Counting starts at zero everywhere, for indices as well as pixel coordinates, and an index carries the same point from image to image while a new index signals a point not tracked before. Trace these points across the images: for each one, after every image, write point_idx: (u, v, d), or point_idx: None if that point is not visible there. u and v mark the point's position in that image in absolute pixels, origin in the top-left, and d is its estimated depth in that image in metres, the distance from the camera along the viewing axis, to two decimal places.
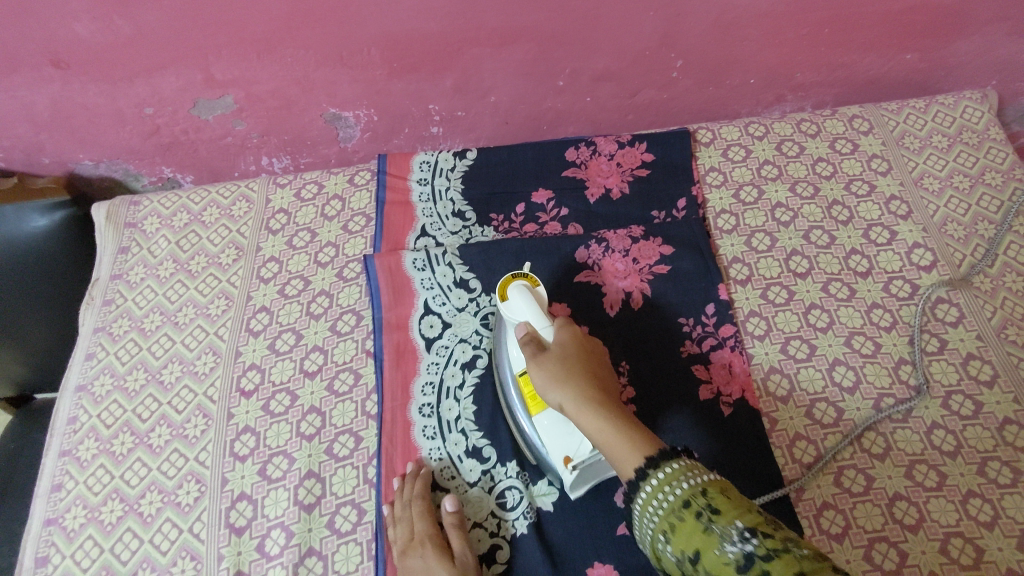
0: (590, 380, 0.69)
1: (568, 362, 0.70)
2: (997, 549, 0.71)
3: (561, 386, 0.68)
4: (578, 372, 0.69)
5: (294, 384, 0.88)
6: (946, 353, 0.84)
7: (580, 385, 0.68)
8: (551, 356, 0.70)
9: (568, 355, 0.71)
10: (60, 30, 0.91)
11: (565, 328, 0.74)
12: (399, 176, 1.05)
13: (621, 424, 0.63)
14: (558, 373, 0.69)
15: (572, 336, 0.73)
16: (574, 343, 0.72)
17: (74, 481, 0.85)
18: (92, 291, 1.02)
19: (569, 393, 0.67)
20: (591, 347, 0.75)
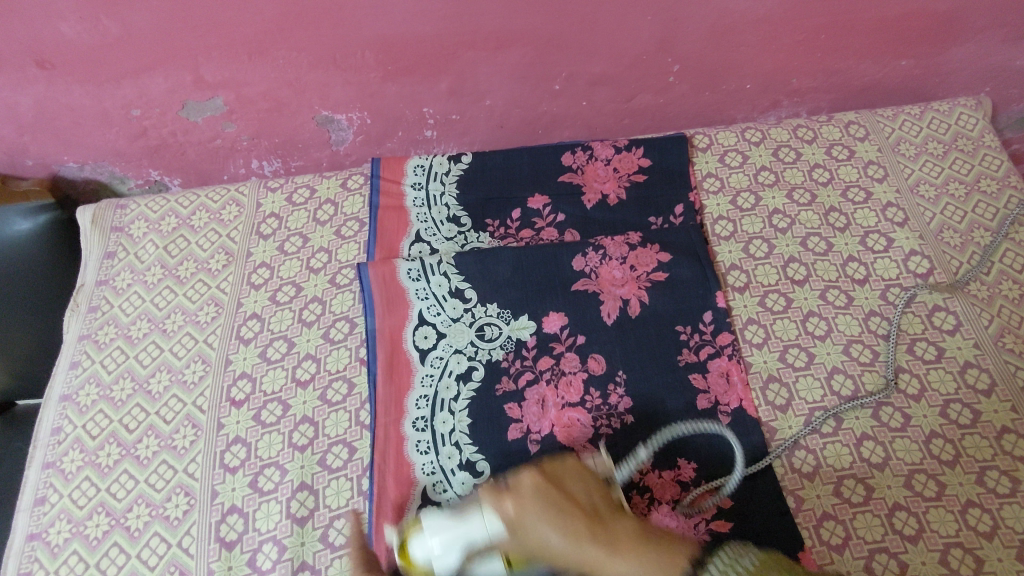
0: (570, 527, 0.60)
1: (542, 522, 0.61)
2: (998, 559, 0.71)
3: (549, 543, 0.60)
4: (555, 510, 0.62)
5: (286, 393, 0.87)
6: (943, 361, 0.84)
7: (567, 541, 0.60)
8: (522, 529, 0.62)
9: (530, 519, 0.62)
10: (45, 30, 0.89)
11: (502, 498, 0.65)
12: (393, 180, 1.03)
13: (635, 557, 0.57)
14: (538, 540, 0.61)
15: (519, 497, 0.64)
16: (535, 494, 0.64)
17: (58, 494, 0.83)
18: (78, 297, 0.99)
19: (558, 546, 0.60)
20: (549, 480, 0.65)
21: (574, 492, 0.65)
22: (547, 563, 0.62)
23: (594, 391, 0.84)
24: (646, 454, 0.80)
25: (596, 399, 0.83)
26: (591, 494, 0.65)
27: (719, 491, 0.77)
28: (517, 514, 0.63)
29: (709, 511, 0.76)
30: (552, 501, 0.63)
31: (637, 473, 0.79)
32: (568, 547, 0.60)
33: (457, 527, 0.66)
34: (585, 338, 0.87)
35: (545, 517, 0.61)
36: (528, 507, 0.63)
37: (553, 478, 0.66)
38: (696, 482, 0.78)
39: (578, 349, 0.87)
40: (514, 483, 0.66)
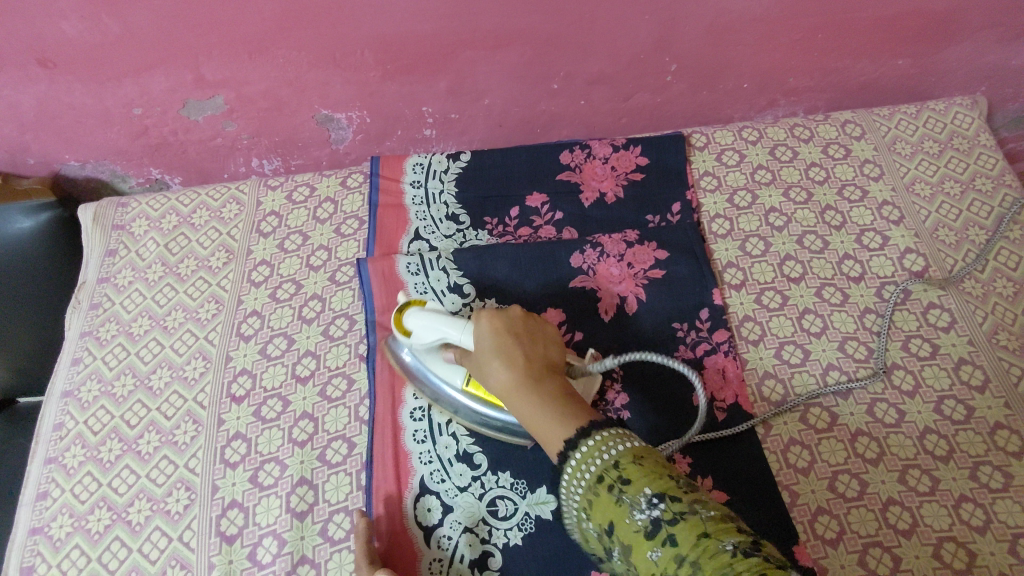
0: (506, 361, 0.65)
1: (497, 345, 0.66)
2: (990, 553, 0.72)
3: (490, 366, 0.65)
4: (511, 347, 0.66)
5: (286, 389, 0.87)
6: (938, 358, 0.85)
7: (499, 370, 0.64)
8: (479, 349, 0.67)
9: (496, 339, 0.66)
10: (47, 29, 0.90)
11: (479, 317, 0.69)
12: (392, 178, 1.04)
13: (545, 408, 0.61)
14: (481, 362, 0.67)
15: (490, 320, 0.68)
16: (504, 328, 0.67)
17: (60, 489, 0.84)
18: (79, 294, 1.00)
19: (495, 371, 0.65)
20: (521, 322, 0.69)
21: (537, 339, 0.67)
22: (488, 386, 0.67)
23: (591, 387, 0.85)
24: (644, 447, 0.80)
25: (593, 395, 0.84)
26: (546, 350, 0.67)
27: (715, 485, 0.78)
28: (477, 340, 0.68)
29: None
30: (512, 338, 0.67)
31: None
32: (500, 379, 0.64)
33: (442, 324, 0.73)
34: (582, 334, 0.88)
35: (496, 346, 0.66)
36: (489, 332, 0.67)
37: (528, 320, 0.69)
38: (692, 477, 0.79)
39: (575, 345, 0.87)
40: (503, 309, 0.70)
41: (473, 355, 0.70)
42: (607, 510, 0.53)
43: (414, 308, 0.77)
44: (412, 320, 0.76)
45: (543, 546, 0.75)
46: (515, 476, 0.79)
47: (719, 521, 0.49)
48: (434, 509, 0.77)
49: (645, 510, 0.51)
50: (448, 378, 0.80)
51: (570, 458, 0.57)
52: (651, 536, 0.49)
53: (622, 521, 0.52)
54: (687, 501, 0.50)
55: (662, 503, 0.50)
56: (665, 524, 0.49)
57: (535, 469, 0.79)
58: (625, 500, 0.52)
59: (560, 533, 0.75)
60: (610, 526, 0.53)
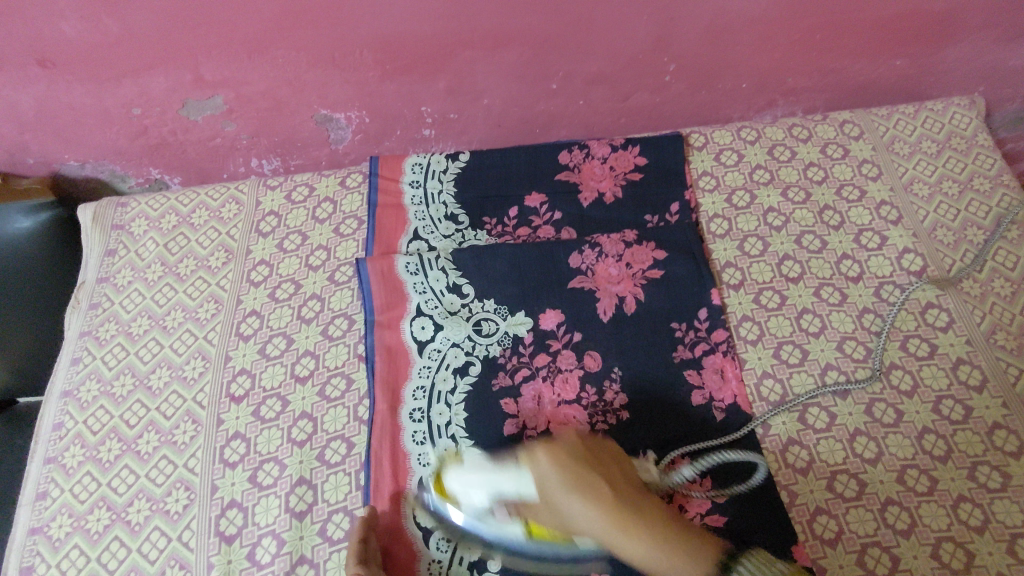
0: (592, 494, 0.63)
1: (571, 481, 0.63)
2: (988, 553, 0.72)
3: (572, 503, 0.63)
4: (591, 481, 0.64)
5: (285, 389, 0.88)
6: (936, 358, 0.85)
7: (588, 509, 0.62)
8: (552, 496, 0.64)
9: (570, 474, 0.64)
10: (46, 29, 0.90)
11: (537, 456, 0.66)
12: (391, 178, 1.04)
13: (649, 537, 0.61)
14: (560, 504, 0.64)
15: (554, 456, 0.66)
16: (572, 459, 0.65)
17: (60, 489, 0.84)
18: (79, 294, 1.00)
19: (583, 511, 0.62)
20: (579, 448, 0.67)
21: (601, 464, 0.67)
22: (574, 532, 0.65)
23: (590, 388, 0.85)
24: (643, 448, 0.80)
25: (591, 396, 0.84)
26: (613, 470, 0.67)
27: (714, 486, 0.78)
28: (546, 485, 0.65)
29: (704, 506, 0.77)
30: (585, 469, 0.65)
31: None
32: (591, 517, 0.62)
33: (489, 475, 0.69)
34: (581, 335, 0.88)
35: (570, 482, 0.63)
36: (558, 473, 0.64)
37: (584, 445, 0.68)
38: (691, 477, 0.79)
39: (574, 345, 0.87)
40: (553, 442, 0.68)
41: (544, 499, 0.65)
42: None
43: (451, 467, 0.72)
44: (454, 485, 0.71)
45: None
46: None
47: None
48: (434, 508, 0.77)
49: None
50: (501, 530, 0.70)
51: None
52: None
53: None
54: None
55: None
56: None
57: None
58: None
59: None
60: None
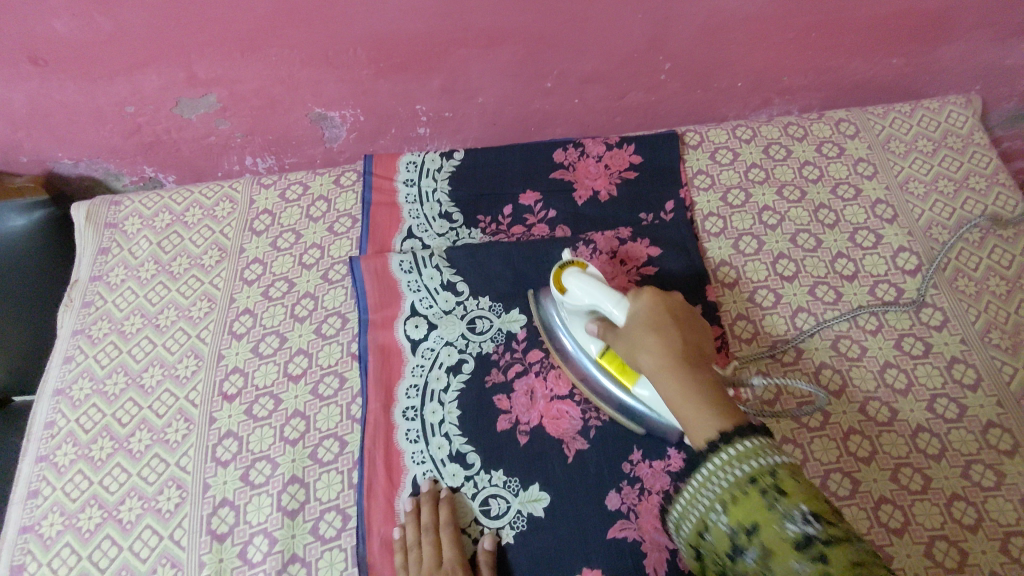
0: (666, 343, 0.67)
1: (656, 324, 0.69)
2: (981, 552, 0.72)
3: (647, 340, 0.68)
4: (670, 332, 0.68)
5: (278, 388, 0.87)
6: (931, 357, 0.85)
7: (655, 351, 0.67)
8: (636, 329, 0.70)
9: (657, 319, 0.69)
10: (38, 27, 0.90)
11: (641, 296, 0.72)
12: (385, 177, 1.04)
13: (698, 394, 0.63)
14: (636, 340, 0.69)
15: (652, 304, 0.71)
16: (665, 311, 0.70)
17: (51, 487, 0.84)
18: (71, 292, 1.00)
19: (653, 346, 0.67)
20: (677, 311, 0.72)
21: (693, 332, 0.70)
22: (634, 364, 0.70)
23: None
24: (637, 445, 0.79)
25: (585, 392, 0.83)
26: (699, 338, 0.70)
27: None
28: (634, 319, 0.70)
29: None
30: (671, 325, 0.69)
31: (628, 464, 0.78)
32: (655, 359, 0.67)
33: (599, 289, 0.74)
34: None
35: (653, 326, 0.69)
36: (647, 315, 0.70)
37: (686, 313, 0.72)
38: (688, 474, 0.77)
39: None
40: (661, 296, 0.73)
41: (628, 330, 0.71)
42: (752, 511, 0.54)
43: (572, 269, 0.77)
44: (569, 280, 0.76)
45: (536, 543, 0.75)
46: (507, 475, 0.79)
47: (869, 555, 0.50)
48: (461, 505, 0.78)
49: (799, 522, 0.52)
50: (584, 346, 0.79)
51: (721, 451, 0.59)
52: (803, 548, 0.50)
53: (770, 528, 0.53)
54: (841, 529, 0.52)
55: (818, 521, 0.52)
56: (821, 542, 0.50)
57: (527, 467, 0.79)
58: (778, 508, 0.53)
59: (552, 532, 0.75)
60: (752, 528, 0.54)
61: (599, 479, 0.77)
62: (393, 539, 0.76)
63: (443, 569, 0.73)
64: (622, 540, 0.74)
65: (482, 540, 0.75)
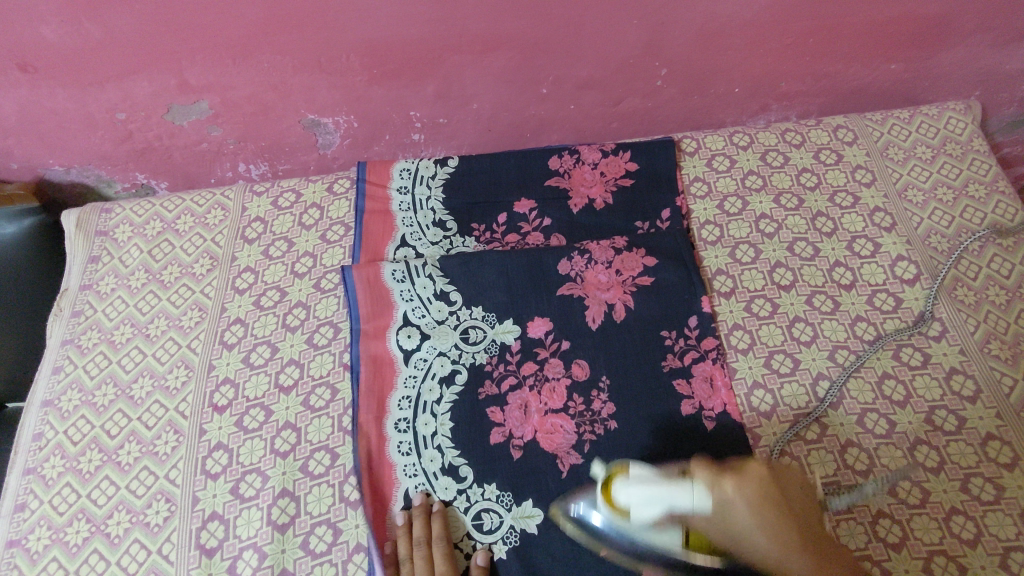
0: (779, 530, 0.59)
1: (760, 511, 0.59)
2: (981, 567, 0.71)
3: (759, 539, 0.59)
4: (778, 514, 0.60)
5: (269, 399, 0.86)
6: (929, 368, 0.84)
7: (777, 548, 0.59)
8: (737, 524, 0.60)
9: (757, 506, 0.60)
10: (26, 33, 0.89)
11: (724, 481, 0.61)
12: (378, 184, 1.03)
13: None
14: (743, 542, 0.60)
15: (745, 485, 0.60)
16: (757, 487, 0.61)
17: (39, 501, 0.83)
18: (61, 301, 0.99)
19: (765, 544, 0.59)
20: (766, 482, 0.61)
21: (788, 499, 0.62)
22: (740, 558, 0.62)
23: (577, 397, 0.83)
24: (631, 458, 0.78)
25: (579, 404, 0.82)
26: (792, 501, 0.63)
27: None
28: (730, 512, 0.60)
29: None
30: (771, 502, 0.60)
31: None
32: (775, 550, 0.59)
33: (665, 490, 0.61)
34: (570, 343, 0.87)
35: (759, 516, 0.59)
36: (746, 501, 0.60)
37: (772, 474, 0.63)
38: None
39: (562, 354, 0.86)
40: (739, 471, 0.61)
41: (724, 526, 0.61)
42: None
43: (621, 481, 0.64)
44: (625, 498, 0.63)
45: (529, 560, 0.74)
46: (500, 489, 0.78)
47: None
48: (451, 520, 0.77)
49: None
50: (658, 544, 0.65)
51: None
52: None
53: None
54: None
55: None
56: None
57: (521, 481, 0.78)
58: None
59: (547, 546, 0.74)
60: None
61: None
62: (397, 525, 0.77)
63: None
64: None
65: (475, 556, 0.74)
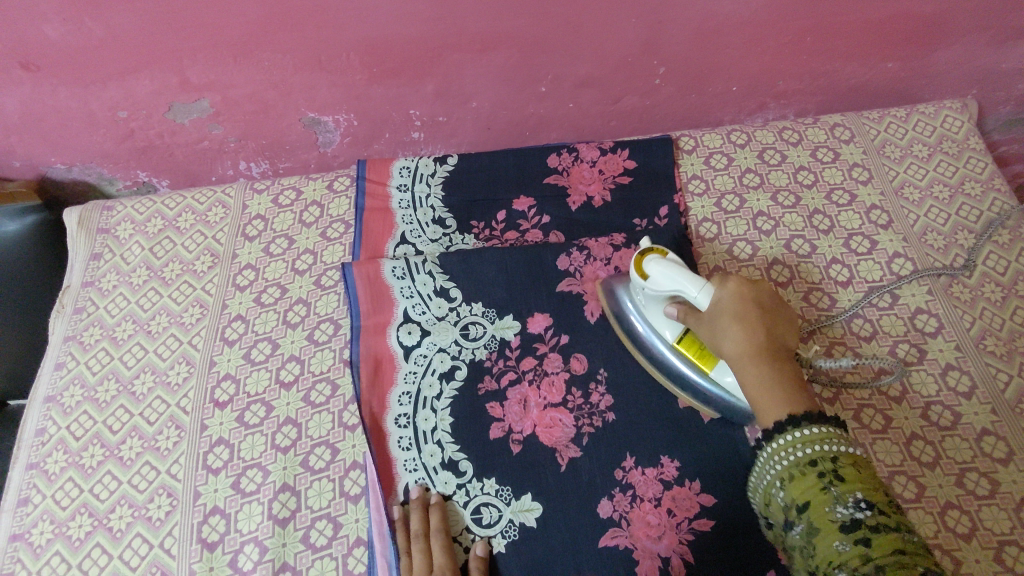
0: (749, 333, 0.67)
1: (741, 309, 0.69)
2: (975, 561, 0.71)
3: (730, 331, 0.68)
4: (756, 324, 0.68)
5: (270, 395, 0.87)
6: (925, 364, 0.84)
7: (738, 340, 0.68)
8: (719, 315, 0.70)
9: (743, 306, 0.69)
10: (29, 32, 0.89)
11: (726, 283, 0.70)
12: (378, 182, 1.03)
13: (777, 384, 0.65)
14: (718, 326, 0.70)
15: (737, 291, 0.70)
16: (749, 296, 0.70)
17: (41, 495, 0.83)
18: (63, 298, 1.00)
19: (734, 338, 0.68)
20: (766, 300, 0.71)
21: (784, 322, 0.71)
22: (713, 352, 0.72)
23: (576, 391, 0.83)
24: (628, 452, 0.78)
25: (577, 399, 0.83)
26: (784, 330, 0.70)
27: (703, 489, 0.75)
28: (719, 306, 0.70)
29: (692, 510, 0.74)
30: (755, 313, 0.69)
31: (621, 472, 0.77)
32: (738, 343, 0.68)
33: (679, 278, 0.73)
34: (569, 339, 0.87)
35: (738, 313, 0.69)
36: (732, 303, 0.69)
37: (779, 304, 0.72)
38: (679, 480, 0.76)
39: (560, 349, 0.87)
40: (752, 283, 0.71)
41: (709, 316, 0.71)
42: (805, 491, 0.58)
43: (652, 255, 0.77)
44: (651, 267, 0.76)
45: (527, 553, 0.74)
46: (500, 483, 0.78)
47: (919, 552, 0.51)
48: (448, 512, 0.77)
49: (850, 508, 0.54)
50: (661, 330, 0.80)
51: (789, 436, 0.61)
52: (846, 530, 0.53)
53: (821, 508, 0.56)
54: (895, 520, 0.53)
55: (869, 509, 0.54)
56: (866, 528, 0.53)
57: (519, 475, 0.78)
58: (833, 491, 0.56)
59: (546, 540, 0.75)
60: (804, 505, 0.58)
61: (591, 488, 0.77)
62: (392, 519, 0.77)
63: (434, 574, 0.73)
64: (614, 548, 0.73)
65: (475, 547, 0.75)
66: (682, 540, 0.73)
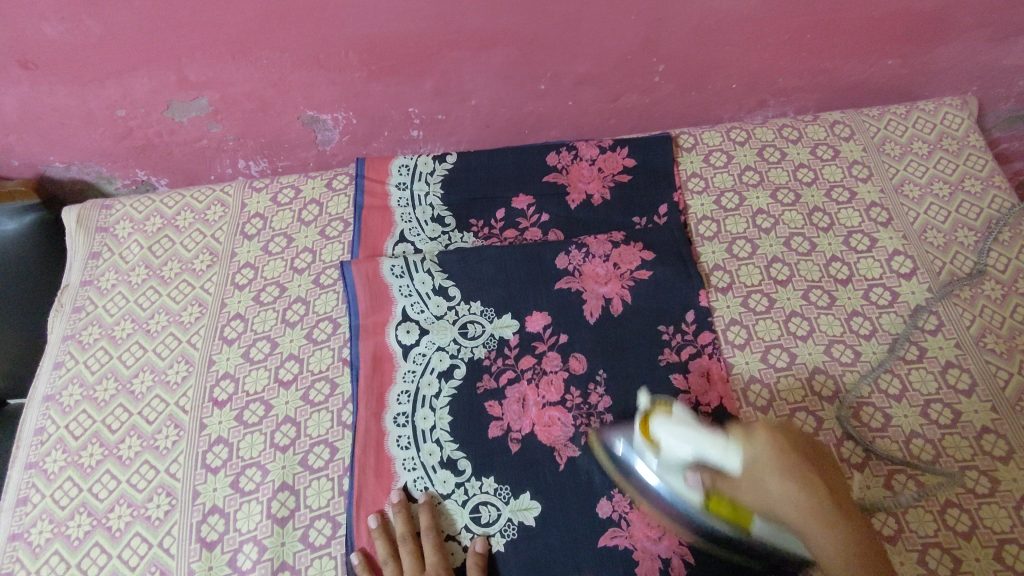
0: (805, 495, 0.63)
1: (782, 459, 0.64)
2: (975, 560, 0.71)
3: (784, 485, 0.63)
4: (802, 472, 0.64)
5: (269, 393, 0.87)
6: (925, 362, 0.84)
7: (797, 497, 0.62)
8: (762, 472, 0.63)
9: (781, 453, 0.64)
10: (26, 30, 0.89)
11: (752, 436, 0.64)
12: (377, 180, 1.03)
13: (845, 546, 0.62)
14: (768, 484, 0.63)
15: (769, 442, 0.64)
16: (779, 442, 0.65)
17: (41, 494, 0.83)
18: (62, 297, 0.99)
19: (790, 498, 0.62)
20: (786, 434, 0.67)
21: (810, 455, 0.66)
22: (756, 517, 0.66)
23: (575, 390, 0.83)
24: None
25: (576, 398, 0.82)
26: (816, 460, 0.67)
27: None
28: (757, 467, 0.63)
29: None
30: (792, 457, 0.64)
31: (620, 472, 0.77)
32: (796, 501, 0.62)
33: (697, 439, 0.64)
34: (568, 337, 0.87)
35: (781, 466, 0.63)
36: (771, 455, 0.63)
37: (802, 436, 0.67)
38: None
39: (559, 348, 0.86)
40: (772, 427, 0.66)
41: (748, 480, 0.64)
42: None
43: (658, 416, 0.68)
44: (658, 434, 0.67)
45: (526, 552, 0.74)
46: (498, 482, 0.78)
47: None
48: (439, 512, 0.77)
49: None
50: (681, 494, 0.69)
51: None
52: None
53: None
54: None
55: None
56: None
57: (518, 474, 0.78)
58: None
59: (544, 540, 0.75)
60: None
61: (590, 487, 0.77)
62: (371, 528, 0.76)
63: (427, 572, 0.73)
64: (614, 548, 0.73)
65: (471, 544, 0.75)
66: (681, 540, 0.73)
